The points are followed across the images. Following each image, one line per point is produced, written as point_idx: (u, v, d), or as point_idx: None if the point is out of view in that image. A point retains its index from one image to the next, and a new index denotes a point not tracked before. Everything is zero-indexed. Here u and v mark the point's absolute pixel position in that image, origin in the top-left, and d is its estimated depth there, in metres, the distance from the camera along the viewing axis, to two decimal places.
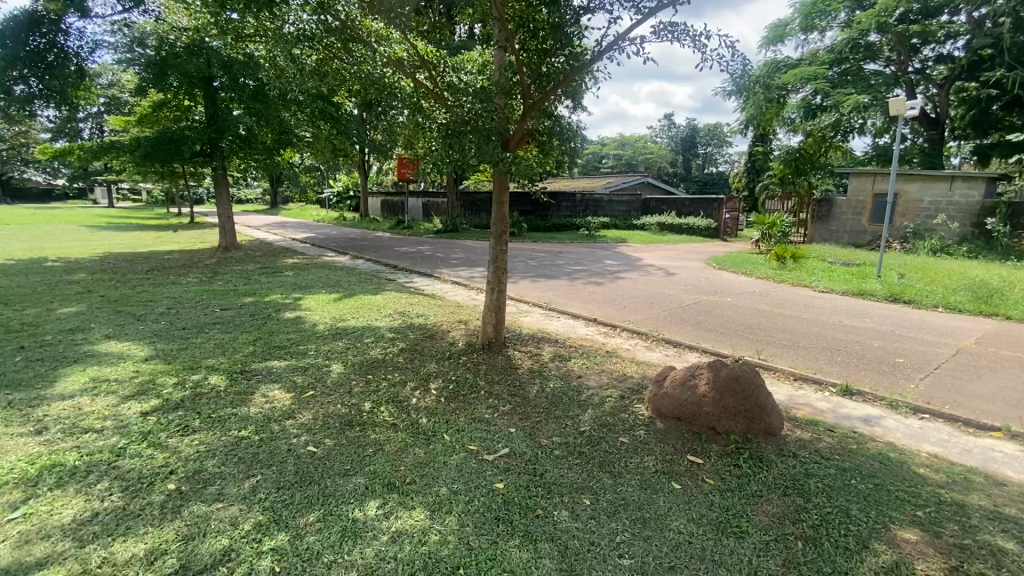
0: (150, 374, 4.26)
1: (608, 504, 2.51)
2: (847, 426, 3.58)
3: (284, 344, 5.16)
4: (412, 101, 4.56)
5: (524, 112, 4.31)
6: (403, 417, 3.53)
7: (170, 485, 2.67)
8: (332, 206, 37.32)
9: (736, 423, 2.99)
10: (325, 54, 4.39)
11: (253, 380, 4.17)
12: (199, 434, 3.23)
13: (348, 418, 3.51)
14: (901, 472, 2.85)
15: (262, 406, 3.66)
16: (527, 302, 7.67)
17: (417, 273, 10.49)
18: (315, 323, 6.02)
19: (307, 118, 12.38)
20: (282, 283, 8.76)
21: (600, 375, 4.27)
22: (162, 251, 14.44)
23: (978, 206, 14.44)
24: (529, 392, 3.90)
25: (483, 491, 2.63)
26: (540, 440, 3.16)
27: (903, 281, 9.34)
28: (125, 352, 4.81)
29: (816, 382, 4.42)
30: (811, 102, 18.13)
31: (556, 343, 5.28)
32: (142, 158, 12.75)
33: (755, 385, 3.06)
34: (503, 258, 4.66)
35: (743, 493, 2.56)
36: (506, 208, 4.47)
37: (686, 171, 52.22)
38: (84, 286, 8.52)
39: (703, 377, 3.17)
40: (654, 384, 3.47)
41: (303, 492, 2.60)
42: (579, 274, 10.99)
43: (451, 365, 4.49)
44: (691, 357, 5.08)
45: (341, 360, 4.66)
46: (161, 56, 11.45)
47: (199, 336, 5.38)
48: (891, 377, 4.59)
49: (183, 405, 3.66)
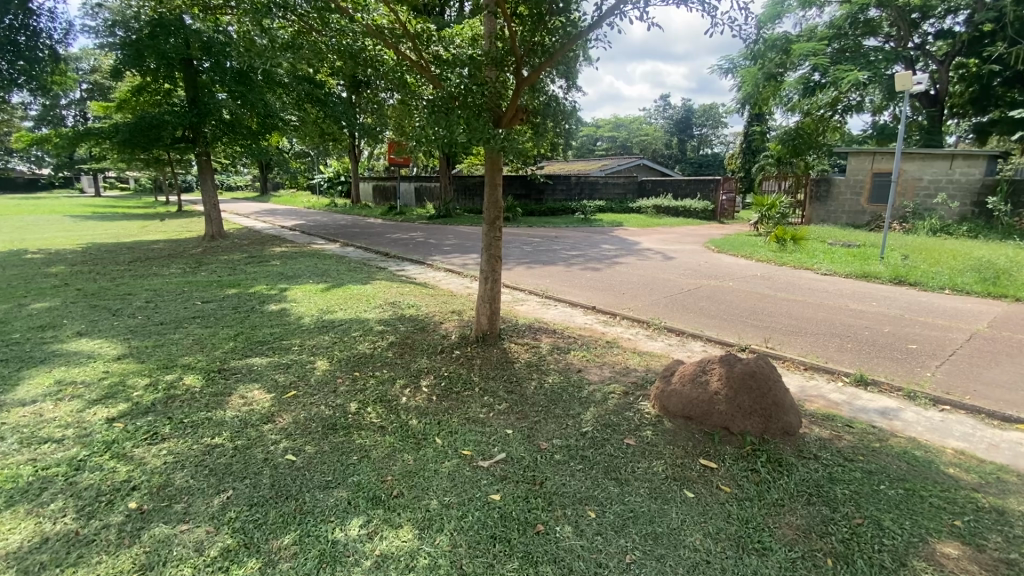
0: (119, 375, 3.97)
1: (615, 517, 2.27)
2: (865, 421, 3.36)
3: (267, 339, 4.88)
4: (397, 76, 4.23)
5: (517, 86, 3.95)
6: (391, 419, 3.28)
7: (131, 503, 2.41)
8: (323, 192, 36.66)
9: (752, 423, 2.76)
10: (301, 26, 4.04)
11: (232, 380, 3.89)
12: (168, 442, 2.97)
13: (331, 420, 3.26)
14: (930, 473, 2.63)
15: (239, 409, 3.40)
16: (523, 290, 7.40)
17: (408, 261, 10.18)
18: (300, 315, 5.73)
19: (293, 102, 12.22)
20: (268, 273, 8.44)
21: (603, 368, 4.03)
22: (146, 241, 14.04)
23: (979, 184, 14.20)
24: (526, 389, 3.64)
25: (478, 504, 2.39)
26: (539, 443, 2.92)
27: (907, 262, 9.13)
28: (97, 351, 4.52)
29: (829, 372, 4.20)
30: (810, 80, 17.39)
31: (554, 334, 5.02)
32: (121, 144, 12.26)
33: (772, 381, 2.83)
34: (497, 245, 4.36)
35: (762, 502, 2.33)
36: (498, 191, 4.18)
37: (681, 153, 51.82)
38: (61, 279, 8.17)
39: (714, 372, 2.93)
40: (660, 381, 3.24)
41: (279, 509, 2.35)
42: (576, 259, 10.70)
43: (443, 360, 4.23)
44: (694, 346, 4.85)
45: (326, 356, 4.39)
46: (138, 37, 10.99)
47: (176, 332, 5.09)
48: (907, 365, 4.36)
49: (154, 409, 3.40)
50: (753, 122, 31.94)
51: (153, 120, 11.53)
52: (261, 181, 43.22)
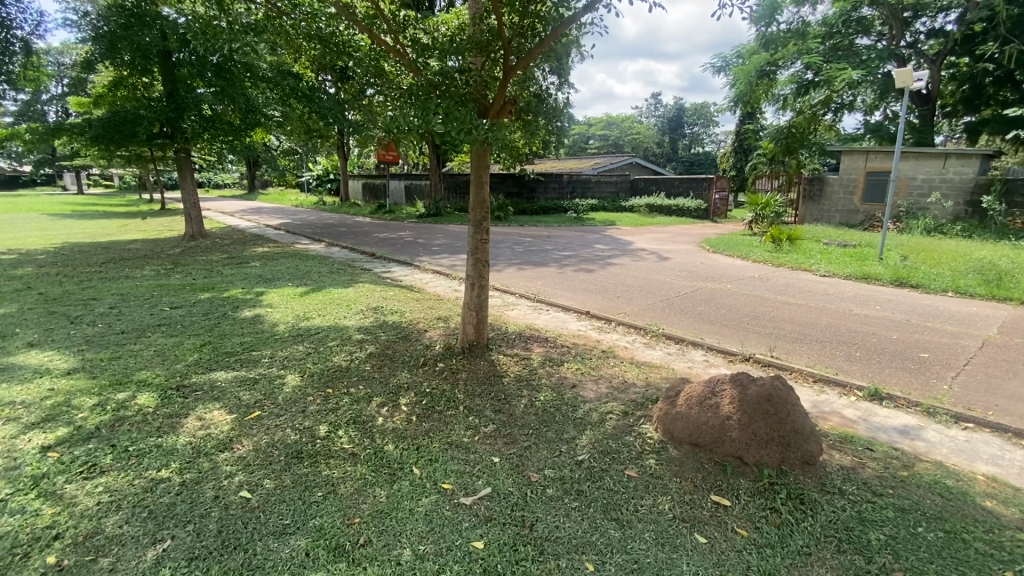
0: (65, 394, 3.58)
1: (616, 570, 1.95)
2: (886, 442, 3.07)
3: (236, 350, 4.51)
4: (371, 63, 3.96)
5: (504, 74, 3.59)
6: (364, 444, 2.93)
7: (49, 558, 2.06)
8: (311, 189, 35.96)
9: (769, 452, 2.44)
10: (270, 8, 3.90)
11: (191, 399, 3.51)
12: (107, 477, 2.61)
13: (296, 446, 2.90)
14: (968, 509, 2.33)
15: (194, 433, 3.04)
16: (513, 294, 7.07)
17: (395, 262, 9.84)
18: (274, 323, 5.35)
19: (278, 97, 11.82)
20: (246, 275, 8.03)
21: (599, 383, 3.69)
22: (124, 241, 13.47)
23: (973, 183, 14.09)
24: (515, 408, 3.30)
25: (457, 555, 2.05)
26: (528, 474, 2.59)
27: (906, 263, 8.91)
28: (46, 365, 4.13)
29: (840, 385, 3.91)
30: (802, 78, 17.44)
31: (546, 343, 4.69)
32: (95, 141, 11.68)
33: (790, 406, 2.52)
34: (484, 248, 4.01)
35: (786, 550, 2.02)
36: (485, 189, 3.83)
37: (672, 151, 52.12)
38: (26, 283, 7.70)
39: (725, 395, 2.62)
40: (664, 402, 2.93)
41: (224, 564, 2.01)
42: (568, 260, 10.41)
43: (425, 374, 3.88)
44: (695, 355, 4.55)
45: (297, 370, 4.03)
46: (111, 27, 10.45)
47: (138, 342, 4.69)
48: (921, 377, 4.08)
49: (97, 435, 3.03)
50: (746, 120, 31.68)
51: (126, 114, 10.96)
52: (249, 179, 42.58)
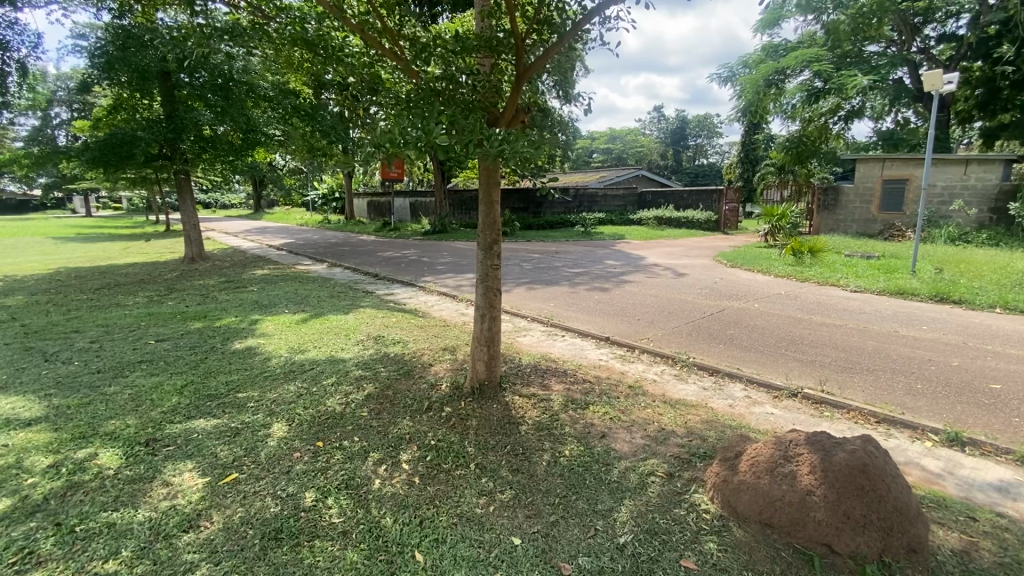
0: (19, 452, 3.11)
1: None
2: (986, 506, 2.52)
3: (219, 392, 4.03)
4: (363, 70, 3.57)
5: (517, 79, 3.14)
6: (358, 518, 2.44)
7: None
8: (316, 208, 35.76)
9: (866, 538, 1.94)
10: (254, 14, 3.54)
11: (160, 457, 3.04)
12: (41, 572, 2.12)
13: (276, 523, 2.41)
14: None
15: (159, 504, 2.57)
16: (524, 318, 6.57)
17: (399, 283, 9.38)
18: (266, 357, 4.87)
19: (279, 116, 11.59)
20: (242, 301, 7.59)
21: (632, 432, 3.16)
22: (122, 265, 13.11)
23: (997, 189, 13.50)
24: (536, 467, 2.80)
25: None
26: (558, 565, 2.07)
27: (942, 276, 8.33)
28: (7, 414, 3.67)
29: (909, 427, 3.38)
30: (812, 86, 16.49)
31: (566, 378, 4.19)
32: (93, 163, 11.37)
33: (889, 478, 2.03)
34: (495, 275, 3.54)
35: None
36: (496, 208, 3.38)
37: (677, 164, 51.87)
38: (9, 313, 7.28)
39: (804, 461, 2.15)
40: (721, 465, 2.45)
41: None
42: (580, 278, 9.95)
43: (429, 422, 3.38)
44: (735, 390, 4.03)
45: (285, 418, 3.53)
46: (106, 48, 10.12)
47: (114, 384, 4.22)
48: (999, 414, 3.55)
49: (43, 508, 2.55)
50: (752, 130, 31.36)
51: (124, 135, 10.63)
52: (254, 200, 42.52)
